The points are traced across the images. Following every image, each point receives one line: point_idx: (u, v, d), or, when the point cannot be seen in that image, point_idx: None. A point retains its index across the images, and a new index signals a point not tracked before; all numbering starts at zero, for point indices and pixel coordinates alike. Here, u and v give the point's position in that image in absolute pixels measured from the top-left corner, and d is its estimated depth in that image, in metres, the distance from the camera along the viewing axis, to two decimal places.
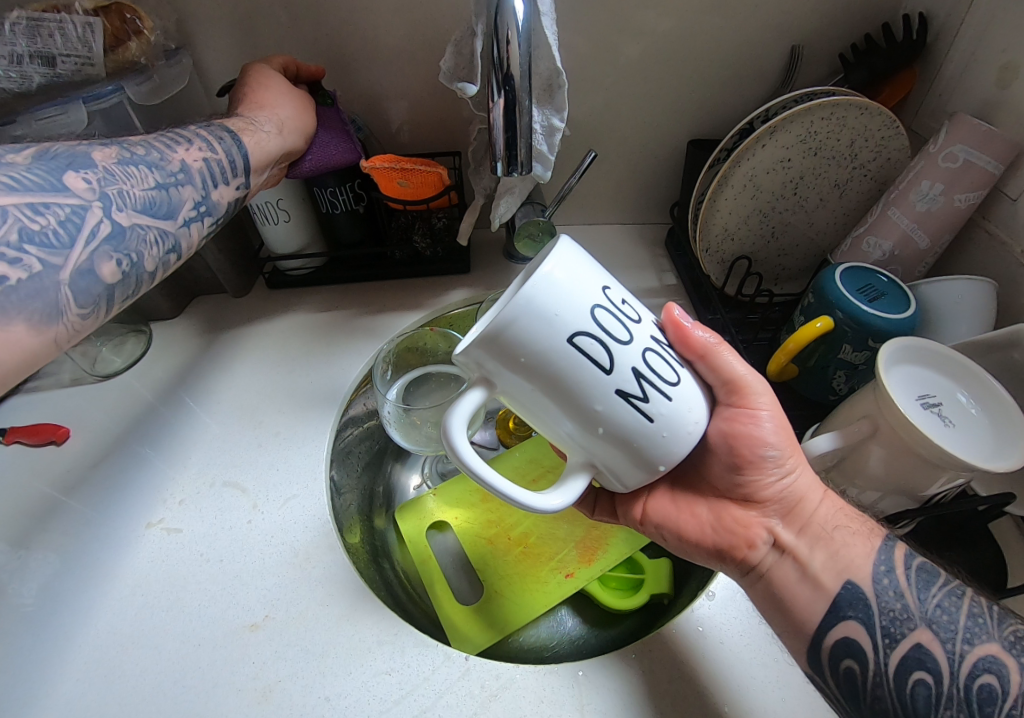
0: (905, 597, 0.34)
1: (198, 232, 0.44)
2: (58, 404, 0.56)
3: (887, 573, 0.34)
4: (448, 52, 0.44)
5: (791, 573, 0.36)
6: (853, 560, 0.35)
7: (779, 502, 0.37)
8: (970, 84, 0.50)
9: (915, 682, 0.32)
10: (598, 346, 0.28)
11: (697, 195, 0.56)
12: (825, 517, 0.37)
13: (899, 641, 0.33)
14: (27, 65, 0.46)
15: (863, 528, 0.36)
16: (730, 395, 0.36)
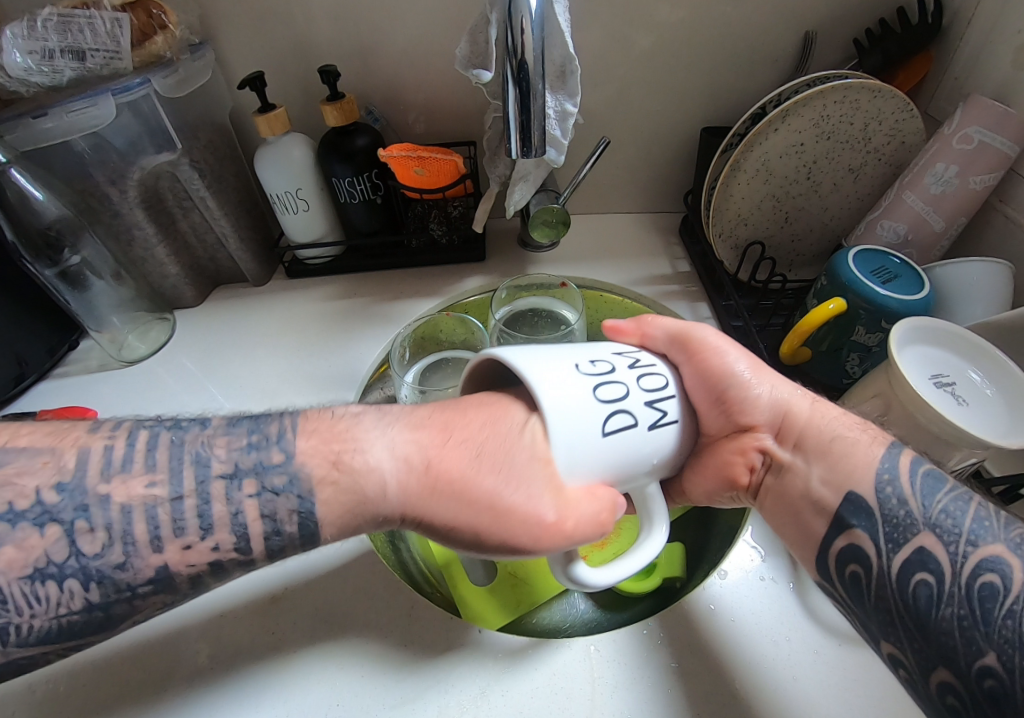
0: (909, 504, 0.30)
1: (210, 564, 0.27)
2: (84, 388, 0.58)
3: (891, 481, 0.31)
4: (463, 40, 0.45)
5: (790, 490, 0.35)
6: (858, 464, 0.33)
7: (766, 422, 0.36)
8: (986, 66, 0.50)
9: (918, 583, 0.28)
10: (619, 412, 0.29)
11: (710, 181, 0.56)
12: (816, 425, 0.35)
13: (902, 545, 0.29)
14: (58, 60, 0.47)
15: (862, 435, 0.35)
16: (678, 348, 0.37)
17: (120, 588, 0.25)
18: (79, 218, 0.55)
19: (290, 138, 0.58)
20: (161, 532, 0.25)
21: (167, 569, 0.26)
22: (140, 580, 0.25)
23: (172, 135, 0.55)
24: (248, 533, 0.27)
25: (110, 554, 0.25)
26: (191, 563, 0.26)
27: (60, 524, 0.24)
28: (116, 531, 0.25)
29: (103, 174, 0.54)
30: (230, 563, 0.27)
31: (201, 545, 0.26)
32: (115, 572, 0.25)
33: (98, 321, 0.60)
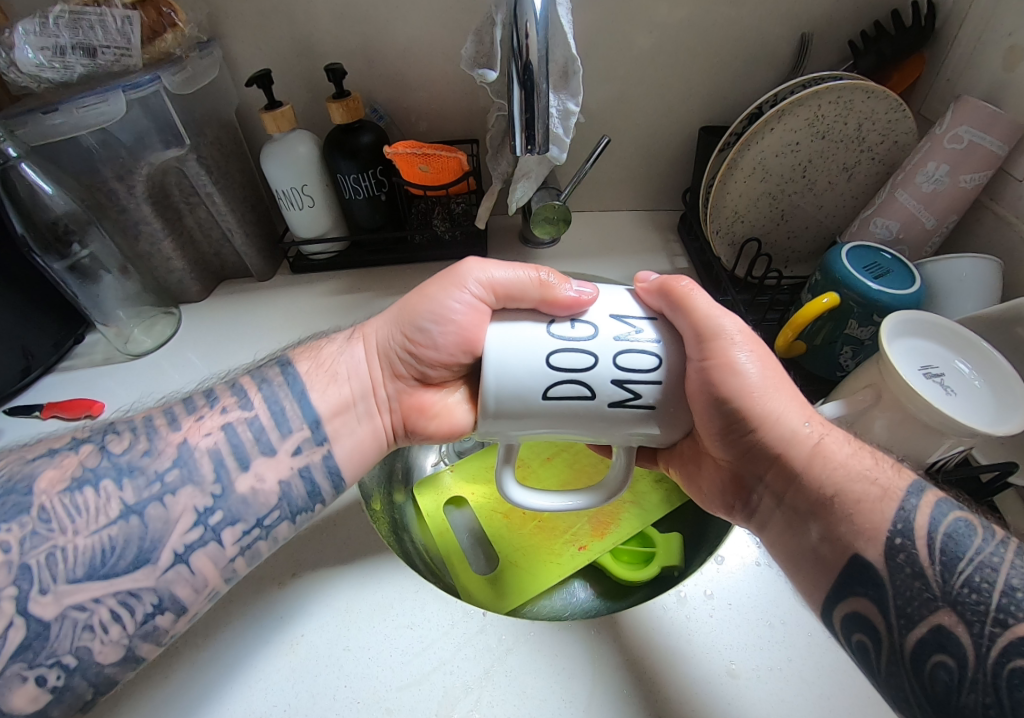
0: (925, 576, 0.27)
1: (224, 486, 0.34)
2: (90, 380, 0.59)
3: (903, 549, 0.28)
4: (469, 40, 0.46)
5: (790, 535, 0.33)
6: (859, 533, 0.29)
7: (768, 458, 0.33)
8: (977, 68, 0.51)
9: (935, 665, 0.26)
10: (572, 381, 0.32)
11: (708, 178, 0.57)
12: (824, 473, 0.31)
13: (917, 623, 0.27)
14: (70, 57, 0.49)
15: (868, 494, 0.30)
16: (674, 306, 0.34)
17: (150, 478, 0.33)
18: (86, 213, 0.56)
19: (296, 135, 0.59)
20: (176, 415, 0.36)
21: (187, 447, 0.34)
22: (165, 465, 0.33)
23: (180, 131, 0.55)
24: (246, 447, 0.36)
25: (138, 445, 0.34)
26: (206, 432, 0.35)
27: (96, 441, 0.34)
28: (138, 429, 0.35)
29: (112, 169, 0.55)
30: (245, 453, 0.36)
31: (211, 417, 0.36)
32: (142, 459, 0.33)
33: (105, 316, 0.61)
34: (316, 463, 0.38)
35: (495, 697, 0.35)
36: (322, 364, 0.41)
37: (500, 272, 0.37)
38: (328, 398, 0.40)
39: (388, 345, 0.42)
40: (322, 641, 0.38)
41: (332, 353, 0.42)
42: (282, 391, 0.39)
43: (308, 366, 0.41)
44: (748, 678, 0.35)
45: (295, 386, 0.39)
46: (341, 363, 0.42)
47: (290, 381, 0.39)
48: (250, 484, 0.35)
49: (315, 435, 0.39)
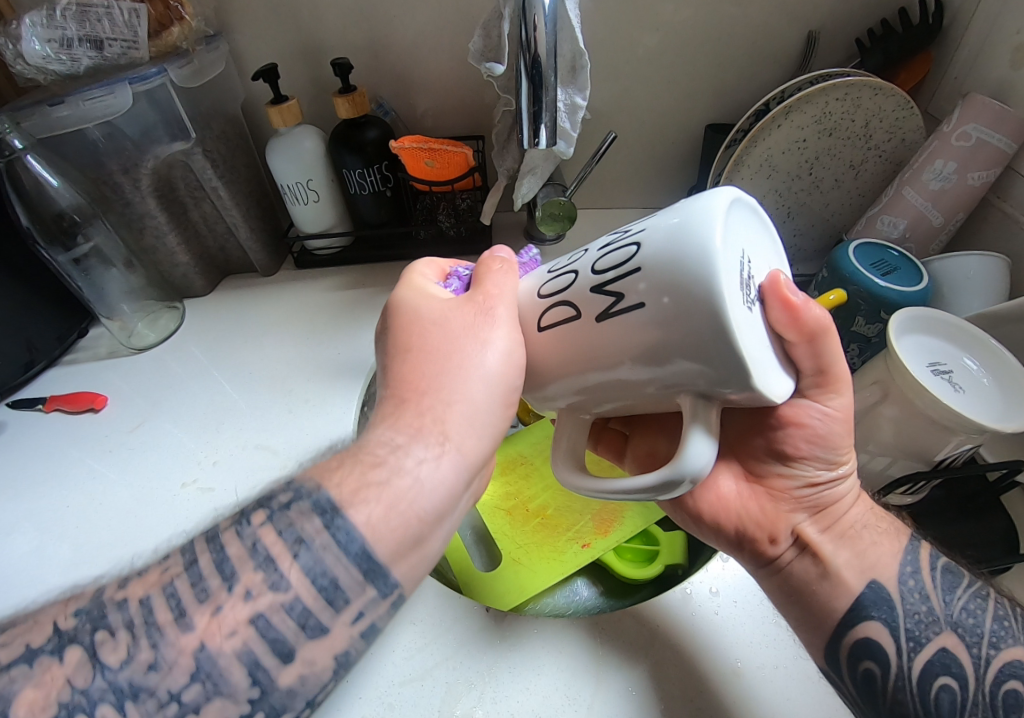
0: (931, 600, 0.33)
1: (265, 686, 0.23)
2: (94, 373, 0.59)
3: (913, 574, 0.33)
4: (476, 34, 0.46)
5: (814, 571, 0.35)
6: (880, 559, 0.34)
7: (814, 501, 0.37)
8: (986, 66, 0.51)
9: (940, 687, 0.31)
10: (559, 305, 0.28)
11: (714, 176, 0.57)
12: (854, 519, 0.36)
13: (924, 645, 0.32)
14: (76, 49, 0.49)
15: (889, 528, 0.36)
16: (814, 341, 0.29)
17: (160, 700, 0.21)
18: (91, 206, 0.56)
19: (302, 130, 0.59)
20: (184, 604, 0.22)
21: (208, 656, 0.22)
22: (182, 680, 0.21)
23: (186, 124, 0.55)
24: (289, 638, 0.23)
25: (140, 654, 0.21)
26: (228, 631, 0.22)
27: (81, 643, 0.21)
28: (138, 626, 0.22)
29: (117, 163, 0.55)
30: (289, 644, 0.23)
31: (234, 606, 0.23)
32: (147, 676, 0.21)
33: (109, 308, 0.61)
34: (384, 618, 0.26)
35: (499, 693, 0.35)
36: (394, 506, 0.25)
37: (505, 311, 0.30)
38: (397, 530, 0.25)
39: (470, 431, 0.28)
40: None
41: (409, 488, 0.26)
42: (332, 556, 0.24)
43: (370, 512, 0.25)
44: (752, 675, 0.35)
45: (353, 546, 0.25)
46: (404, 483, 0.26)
47: (346, 542, 0.24)
48: (298, 673, 0.23)
49: (383, 589, 0.25)
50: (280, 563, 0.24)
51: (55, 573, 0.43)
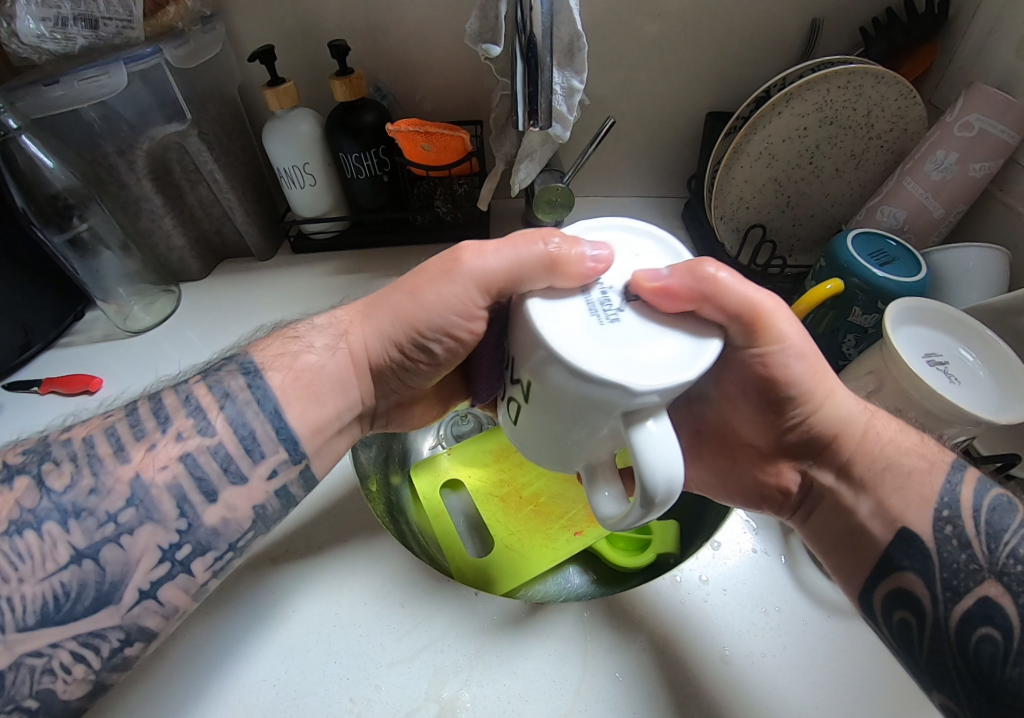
0: (972, 547, 0.30)
1: (191, 520, 0.30)
2: (88, 356, 0.59)
3: (951, 519, 0.31)
4: (473, 15, 0.45)
5: (837, 517, 0.35)
6: (909, 506, 0.32)
7: (815, 446, 0.37)
8: (990, 56, 0.50)
9: (980, 640, 0.28)
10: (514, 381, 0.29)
11: (713, 163, 0.57)
12: (875, 447, 0.35)
13: (962, 595, 0.29)
14: (72, 28, 0.48)
15: (920, 459, 0.33)
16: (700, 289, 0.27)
17: (99, 519, 0.27)
18: (86, 187, 0.56)
19: (298, 113, 0.58)
20: (123, 442, 0.30)
21: (141, 485, 0.29)
22: (117, 505, 0.28)
23: (182, 106, 0.55)
24: (213, 480, 0.30)
25: (82, 481, 0.28)
26: (161, 466, 0.29)
27: (30, 473, 0.28)
28: (80, 459, 0.29)
29: (113, 144, 0.55)
30: (211, 484, 0.30)
31: (166, 445, 0.30)
32: (89, 499, 0.28)
33: (105, 291, 0.61)
34: (294, 481, 0.34)
35: (486, 677, 0.35)
36: (302, 379, 0.34)
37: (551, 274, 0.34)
38: (302, 397, 0.34)
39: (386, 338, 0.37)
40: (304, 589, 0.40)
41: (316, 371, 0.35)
42: (250, 411, 0.32)
43: (284, 378, 0.34)
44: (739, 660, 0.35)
45: (268, 403, 0.33)
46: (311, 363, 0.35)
47: (262, 398, 0.33)
48: (220, 514, 0.31)
49: (294, 454, 0.33)
50: (208, 412, 0.32)
51: None
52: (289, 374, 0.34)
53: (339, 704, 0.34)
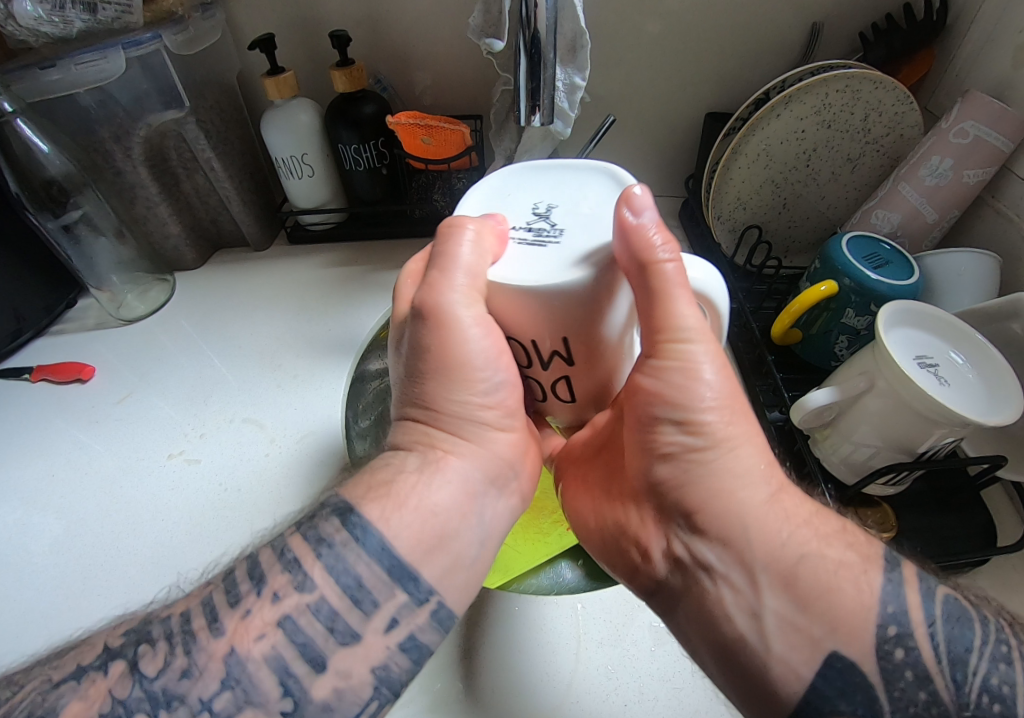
0: (932, 682, 0.26)
1: (298, 697, 0.25)
2: (82, 344, 0.59)
3: (899, 641, 0.27)
4: (477, 9, 0.45)
5: (705, 614, 0.29)
6: (858, 607, 0.27)
7: (693, 508, 0.30)
8: (986, 65, 0.51)
9: None
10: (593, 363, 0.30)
11: (711, 163, 0.57)
12: (790, 547, 0.28)
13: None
14: (69, 10, 0.47)
15: (850, 562, 0.28)
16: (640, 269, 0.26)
17: (192, 707, 0.24)
18: (81, 173, 0.55)
19: (297, 103, 0.58)
20: (217, 611, 0.26)
21: (237, 661, 0.25)
22: (211, 688, 0.24)
23: (181, 94, 0.54)
24: (318, 644, 0.26)
25: (176, 661, 0.25)
26: (257, 635, 0.25)
27: (125, 656, 0.25)
28: (175, 636, 0.25)
29: (109, 130, 0.54)
30: (318, 649, 0.26)
31: (261, 609, 0.26)
32: (180, 683, 0.24)
33: (98, 278, 0.61)
34: (421, 628, 0.28)
35: None
36: (406, 504, 0.29)
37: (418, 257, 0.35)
38: (417, 523, 0.29)
39: (463, 404, 0.32)
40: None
41: (413, 484, 0.30)
42: (352, 554, 0.27)
43: (383, 508, 0.29)
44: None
45: (371, 541, 0.28)
46: (404, 481, 0.30)
47: (363, 537, 0.28)
48: (331, 685, 0.25)
49: (415, 595, 0.28)
50: (305, 563, 0.27)
51: (41, 541, 0.43)
52: (388, 502, 0.29)
53: None
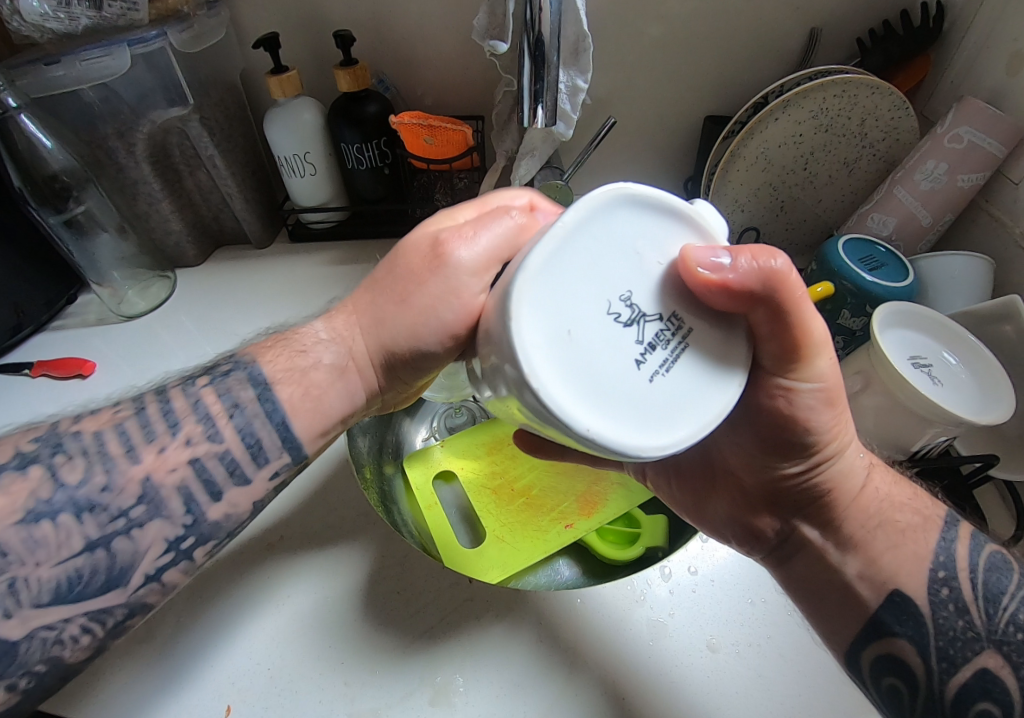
0: (969, 613, 0.30)
1: (197, 516, 0.27)
2: (82, 339, 0.59)
3: (946, 582, 0.31)
4: (481, 11, 0.46)
5: (814, 570, 0.34)
6: (905, 568, 0.31)
7: (807, 495, 0.34)
8: (981, 72, 0.52)
9: (978, 713, 0.28)
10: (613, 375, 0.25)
11: (710, 166, 0.58)
12: (871, 502, 0.33)
13: (959, 666, 0.29)
14: (75, 8, 0.48)
15: (913, 519, 0.33)
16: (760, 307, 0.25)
17: (111, 515, 0.25)
18: (84, 169, 0.55)
19: (300, 102, 0.58)
20: (133, 441, 0.26)
21: (151, 485, 0.25)
22: (127, 501, 0.25)
23: (185, 91, 0.55)
24: (219, 479, 0.27)
25: (94, 477, 0.25)
26: (170, 468, 0.26)
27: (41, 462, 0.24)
28: (90, 452, 0.25)
29: (112, 127, 0.54)
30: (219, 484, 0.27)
31: (176, 448, 0.26)
32: (100, 494, 0.25)
33: (99, 274, 0.61)
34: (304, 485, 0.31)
35: (479, 663, 0.36)
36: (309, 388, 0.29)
37: (486, 237, 0.27)
38: (312, 412, 0.29)
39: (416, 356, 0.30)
40: (297, 562, 0.41)
41: (325, 385, 0.30)
42: (258, 420, 0.28)
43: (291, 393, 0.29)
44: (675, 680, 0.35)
45: (275, 415, 0.28)
46: (319, 375, 0.30)
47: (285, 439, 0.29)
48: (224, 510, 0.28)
49: None
50: (217, 418, 0.27)
51: None
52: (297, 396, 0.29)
53: (333, 687, 0.34)
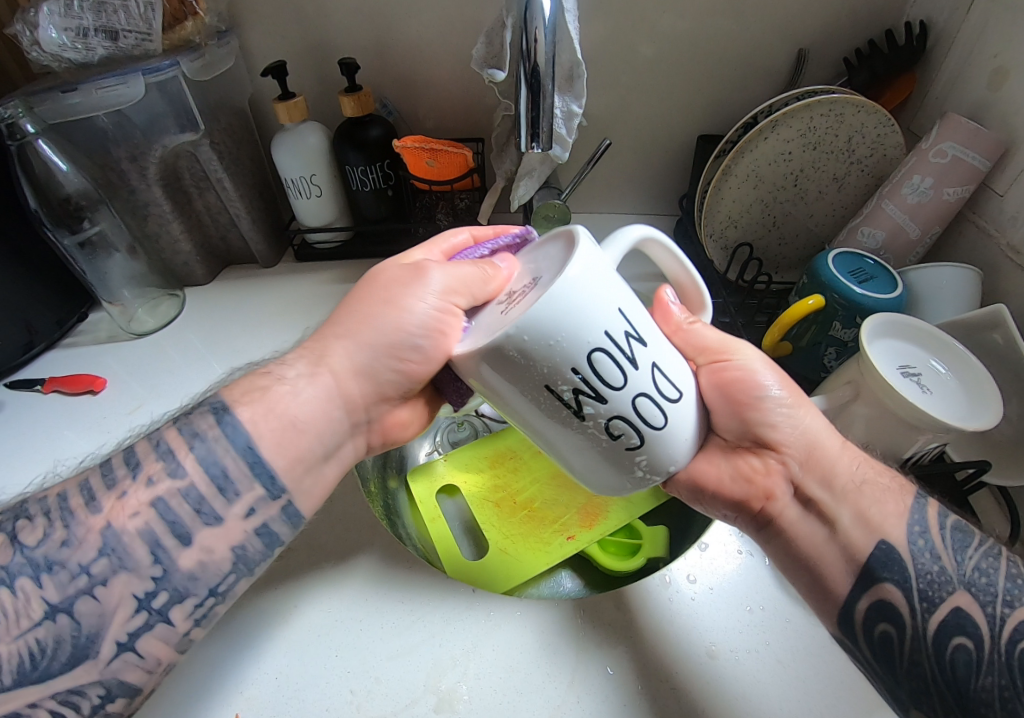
0: (942, 559, 0.32)
1: (167, 568, 0.30)
2: (93, 356, 0.61)
3: (922, 533, 0.33)
4: (479, 42, 0.48)
5: (825, 525, 0.35)
6: (886, 524, 0.34)
7: (792, 449, 0.38)
8: (964, 88, 0.53)
9: (955, 647, 0.30)
10: (617, 372, 0.27)
11: (703, 184, 0.60)
12: (849, 469, 0.36)
13: (937, 604, 0.31)
14: (92, 39, 0.50)
15: (892, 490, 0.35)
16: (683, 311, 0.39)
17: (76, 582, 0.28)
18: (97, 192, 0.57)
19: (307, 126, 0.60)
20: (95, 493, 0.31)
21: (113, 533, 0.29)
22: (90, 555, 0.29)
23: (195, 115, 0.57)
24: (186, 523, 0.30)
25: (57, 534, 0.29)
26: (133, 513, 0.30)
27: (6, 530, 0.29)
28: (55, 513, 0.30)
29: (125, 150, 0.57)
30: (185, 528, 0.30)
31: (137, 492, 0.30)
32: (62, 551, 0.29)
33: (110, 293, 0.62)
34: (273, 518, 0.33)
35: (482, 668, 0.36)
36: (272, 409, 0.33)
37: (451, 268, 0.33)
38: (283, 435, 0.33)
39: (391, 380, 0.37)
40: (302, 574, 0.42)
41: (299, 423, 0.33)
42: (222, 448, 0.32)
43: (253, 410, 0.33)
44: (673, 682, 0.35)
45: (239, 439, 0.32)
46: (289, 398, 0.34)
47: (233, 435, 0.32)
48: (196, 559, 0.30)
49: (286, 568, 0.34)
50: (179, 453, 0.32)
51: None
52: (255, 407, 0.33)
53: (339, 694, 0.35)
